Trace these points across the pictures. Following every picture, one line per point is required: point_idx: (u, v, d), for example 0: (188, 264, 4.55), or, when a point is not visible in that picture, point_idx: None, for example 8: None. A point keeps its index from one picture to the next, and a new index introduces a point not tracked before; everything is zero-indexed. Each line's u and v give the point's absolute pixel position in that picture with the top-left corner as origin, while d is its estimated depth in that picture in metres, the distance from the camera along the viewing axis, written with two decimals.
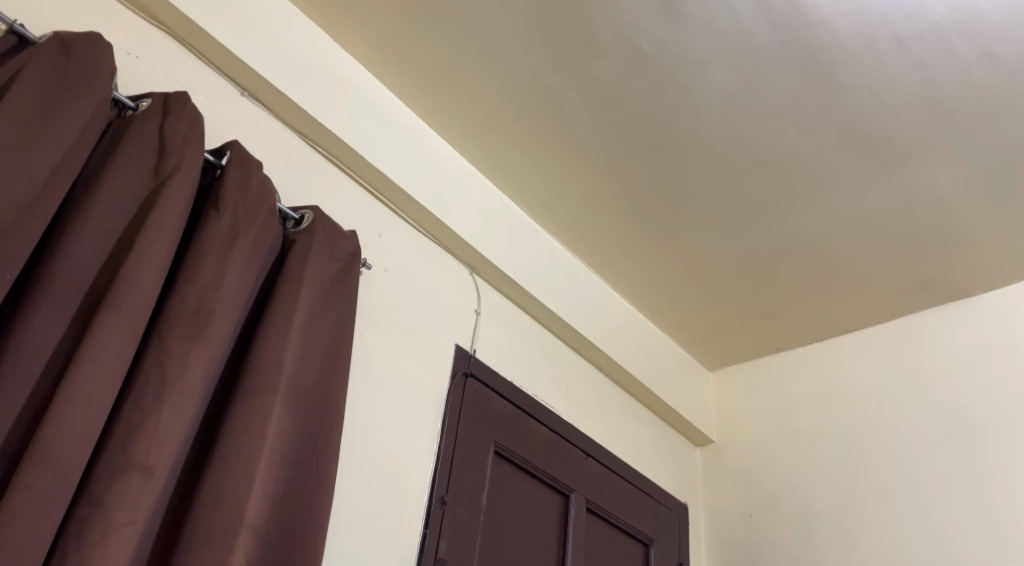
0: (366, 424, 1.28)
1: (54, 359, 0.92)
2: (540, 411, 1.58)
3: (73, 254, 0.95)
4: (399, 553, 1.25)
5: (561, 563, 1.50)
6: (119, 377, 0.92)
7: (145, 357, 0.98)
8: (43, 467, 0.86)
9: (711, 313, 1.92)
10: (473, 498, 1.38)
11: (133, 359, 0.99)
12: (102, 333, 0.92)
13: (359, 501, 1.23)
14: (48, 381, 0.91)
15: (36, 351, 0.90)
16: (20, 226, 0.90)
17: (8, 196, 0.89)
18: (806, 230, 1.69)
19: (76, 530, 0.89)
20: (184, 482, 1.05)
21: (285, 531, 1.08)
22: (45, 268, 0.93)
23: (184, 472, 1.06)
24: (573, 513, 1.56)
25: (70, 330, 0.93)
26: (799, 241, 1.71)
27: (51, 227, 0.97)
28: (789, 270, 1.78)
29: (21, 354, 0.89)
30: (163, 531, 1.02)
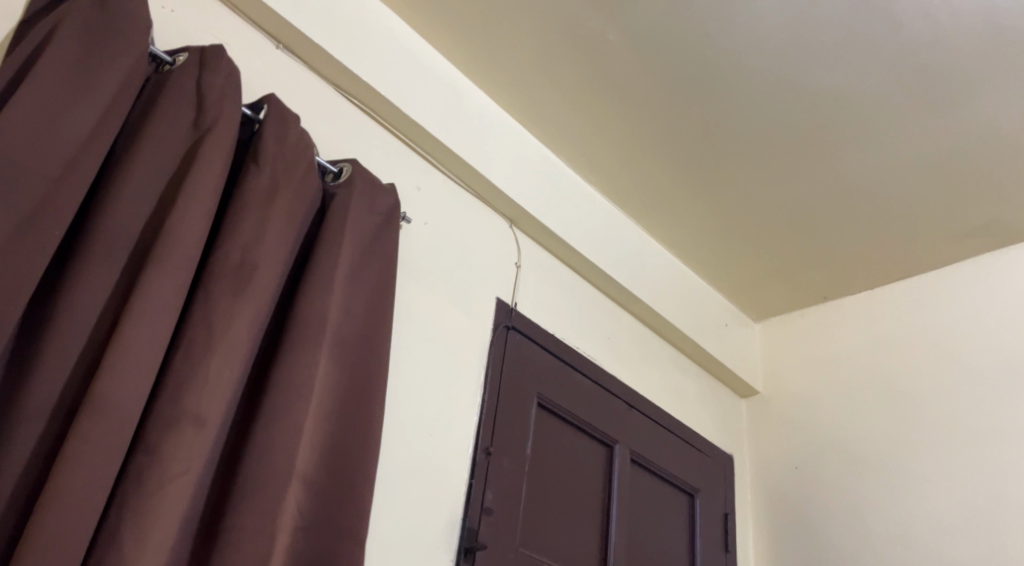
0: (409, 375, 1.30)
1: (104, 314, 0.95)
2: (583, 364, 1.59)
3: (118, 210, 0.97)
4: (447, 503, 1.28)
5: (606, 513, 1.52)
6: (167, 330, 0.94)
7: (193, 312, 1.01)
8: (99, 418, 0.89)
9: (756, 263, 1.90)
10: (518, 449, 1.40)
11: (181, 314, 1.01)
12: (149, 286, 0.94)
13: (406, 452, 1.25)
14: (100, 334, 0.94)
15: (87, 306, 0.93)
16: (63, 184, 0.92)
17: (52, 151, 0.92)
18: (853, 177, 1.66)
19: (134, 480, 0.93)
20: (236, 434, 1.09)
21: (335, 481, 1.12)
22: (92, 225, 0.96)
23: (235, 424, 1.09)
24: (618, 464, 1.57)
25: (119, 286, 0.96)
26: (847, 186, 1.68)
27: (96, 184, 1.00)
28: (835, 217, 1.76)
29: (72, 308, 0.92)
30: (216, 482, 1.06)
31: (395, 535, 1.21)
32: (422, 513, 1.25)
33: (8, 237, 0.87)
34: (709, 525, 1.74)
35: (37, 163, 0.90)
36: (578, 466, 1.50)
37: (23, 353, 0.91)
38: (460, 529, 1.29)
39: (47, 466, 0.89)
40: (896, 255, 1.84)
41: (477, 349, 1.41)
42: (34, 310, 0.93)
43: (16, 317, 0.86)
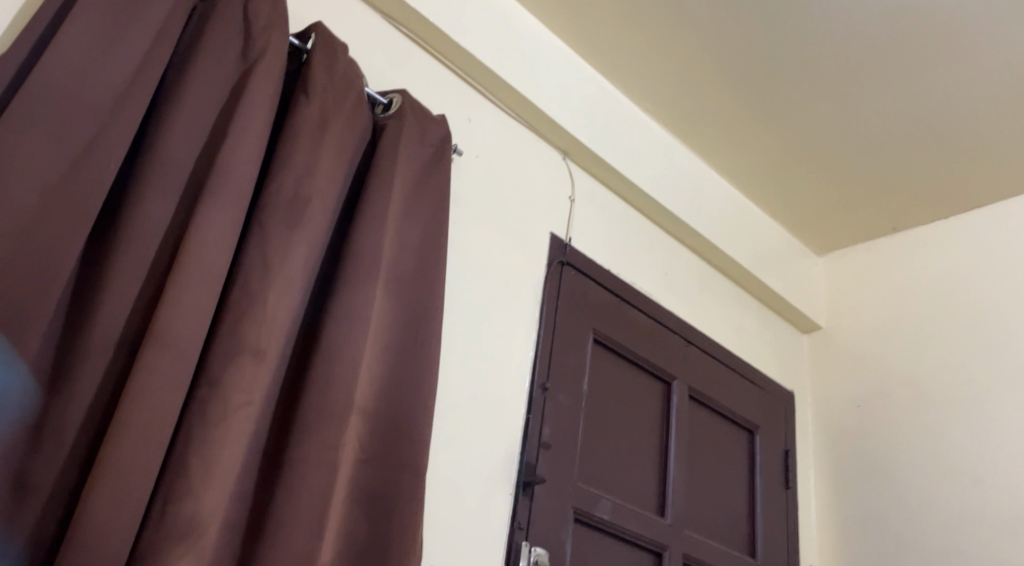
0: (463, 309, 1.31)
1: (163, 247, 0.97)
2: (639, 299, 1.58)
3: (172, 143, 0.99)
4: (505, 438, 1.30)
5: (664, 450, 1.52)
6: (225, 262, 0.97)
7: (250, 245, 1.03)
8: (162, 348, 0.92)
9: (820, 195, 1.86)
10: (575, 383, 1.40)
11: (237, 246, 1.04)
12: (206, 219, 0.96)
13: (462, 385, 1.27)
14: (160, 267, 0.97)
15: (145, 237, 0.95)
16: (114, 120, 0.94)
17: (102, 86, 0.94)
18: (924, 100, 1.60)
19: (198, 410, 0.97)
20: (296, 366, 1.12)
21: (394, 411, 1.14)
22: (147, 157, 0.98)
23: (295, 356, 1.12)
24: (676, 400, 1.57)
25: (176, 219, 0.98)
26: (918, 109, 1.62)
27: (148, 117, 1.02)
28: (904, 143, 1.70)
29: (132, 243, 0.95)
30: (277, 413, 1.09)
31: (455, 466, 1.23)
32: (480, 446, 1.27)
33: (62, 174, 0.89)
34: (768, 462, 1.73)
35: (85, 100, 0.92)
36: (635, 401, 1.51)
37: (88, 285, 0.94)
38: (519, 463, 1.31)
39: (115, 395, 0.92)
40: (967, 185, 1.78)
41: (532, 284, 1.41)
42: (95, 245, 0.96)
43: (76, 252, 0.89)
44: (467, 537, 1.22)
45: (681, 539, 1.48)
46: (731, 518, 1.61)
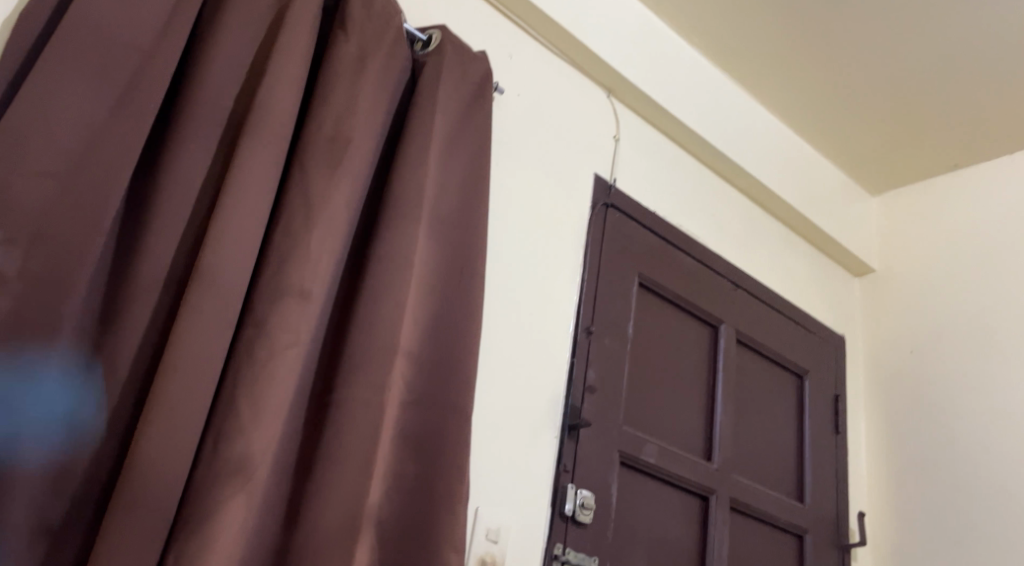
0: (506, 250, 1.31)
1: (204, 192, 1.00)
2: (684, 242, 1.56)
3: (208, 90, 1.01)
4: (548, 384, 1.31)
5: (709, 393, 1.53)
6: (266, 201, 0.99)
7: (291, 187, 1.05)
8: (207, 289, 0.94)
9: (879, 130, 1.80)
10: (620, 326, 1.40)
11: (278, 190, 1.06)
12: (245, 162, 0.99)
13: (506, 328, 1.28)
14: (201, 212, 1.00)
15: (185, 183, 0.98)
16: (147, 70, 0.96)
17: (132, 36, 0.95)
18: (986, 24, 1.53)
19: (246, 350, 0.98)
20: (340, 310, 1.14)
21: (439, 354, 1.16)
22: (184, 105, 1.00)
23: (340, 301, 1.14)
24: (723, 344, 1.57)
25: (217, 164, 1.02)
26: (981, 35, 1.55)
27: (183, 64, 1.04)
28: (964, 73, 1.64)
29: (173, 186, 0.98)
30: (325, 357, 1.12)
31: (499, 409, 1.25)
32: (523, 388, 1.28)
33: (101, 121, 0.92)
34: (818, 407, 1.73)
35: (121, 49, 0.94)
36: (682, 345, 1.51)
37: (133, 230, 0.96)
38: (564, 407, 1.32)
39: (161, 337, 0.95)
40: None
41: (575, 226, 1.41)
42: (138, 191, 0.98)
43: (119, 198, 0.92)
44: (514, 478, 1.25)
45: (728, 482, 1.49)
46: (778, 462, 1.61)
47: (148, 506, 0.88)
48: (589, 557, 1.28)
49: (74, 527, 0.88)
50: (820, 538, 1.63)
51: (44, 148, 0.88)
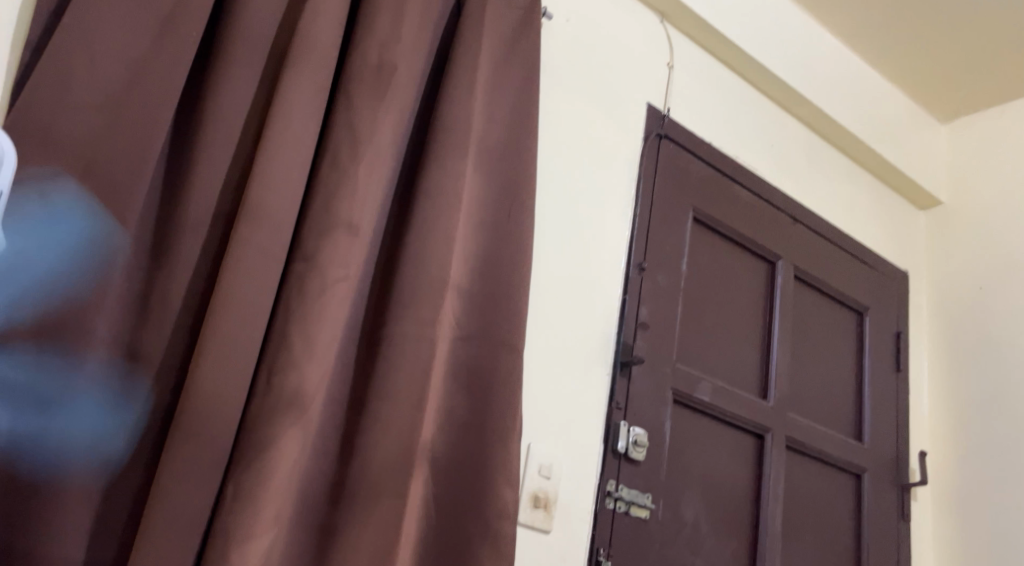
0: (559, 187, 1.36)
1: (247, 132, 1.08)
2: (743, 175, 1.58)
3: (246, 32, 1.07)
4: (601, 317, 1.36)
5: (765, 332, 1.56)
6: (306, 136, 1.07)
7: (336, 125, 1.11)
8: (258, 221, 1.02)
9: (947, 50, 1.77)
10: (672, 264, 1.43)
11: (322, 129, 1.12)
12: (285, 100, 1.06)
13: (560, 263, 1.33)
14: (246, 151, 1.08)
15: (230, 124, 1.06)
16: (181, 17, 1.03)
17: None
18: None
19: (298, 282, 1.05)
20: (390, 241, 1.22)
21: (490, 287, 1.23)
22: (221, 48, 1.07)
23: (390, 233, 1.22)
24: (781, 279, 1.59)
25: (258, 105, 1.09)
26: None
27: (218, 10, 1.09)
28: None
29: (218, 128, 1.05)
30: (375, 288, 1.21)
31: (549, 342, 1.30)
32: (577, 321, 1.33)
33: (135, 65, 1.00)
34: (878, 345, 1.74)
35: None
36: (736, 282, 1.54)
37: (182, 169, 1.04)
38: (616, 343, 1.37)
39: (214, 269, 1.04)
40: None
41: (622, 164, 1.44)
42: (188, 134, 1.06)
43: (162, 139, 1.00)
44: (567, 412, 1.31)
45: (784, 422, 1.53)
46: (835, 402, 1.64)
47: (208, 419, 0.98)
48: (643, 493, 1.34)
49: (142, 444, 0.99)
50: (879, 477, 1.66)
51: (88, 87, 0.96)
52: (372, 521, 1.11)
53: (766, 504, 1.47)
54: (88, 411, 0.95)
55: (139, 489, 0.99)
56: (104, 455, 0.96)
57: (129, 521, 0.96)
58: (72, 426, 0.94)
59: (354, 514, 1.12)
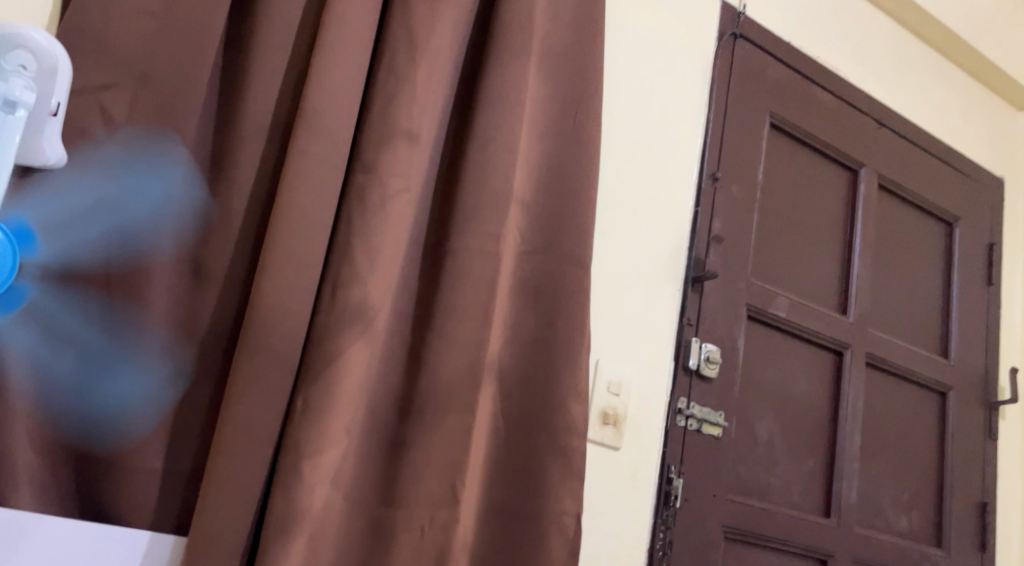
0: (636, 103, 1.44)
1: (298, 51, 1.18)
2: (830, 80, 1.68)
3: None
4: (677, 227, 1.46)
5: (848, 245, 1.67)
6: (358, 50, 1.14)
7: (385, 42, 1.18)
8: (314, 133, 1.10)
9: None
10: (747, 176, 1.53)
11: (374, 46, 1.19)
12: (336, 19, 1.13)
13: (637, 174, 1.43)
14: (296, 72, 1.18)
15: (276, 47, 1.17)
16: None
17: None
18: None
19: (359, 192, 1.13)
20: (449, 160, 1.29)
21: (555, 196, 1.31)
22: None
23: (449, 151, 1.29)
24: (864, 189, 1.70)
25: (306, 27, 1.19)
26: None
27: None
28: None
29: (268, 53, 1.16)
30: (438, 205, 1.28)
31: (625, 250, 1.40)
32: (652, 226, 1.44)
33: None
34: (969, 255, 1.86)
35: None
36: (822, 197, 1.65)
37: (234, 107, 1.15)
38: (688, 259, 1.47)
39: (268, 196, 1.15)
40: None
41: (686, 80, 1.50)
42: (239, 60, 1.16)
43: (202, 77, 1.12)
44: (639, 322, 1.41)
45: (866, 336, 1.65)
46: (925, 320, 1.76)
47: (276, 323, 1.08)
48: (715, 411, 1.46)
49: (218, 343, 1.13)
50: (968, 393, 1.79)
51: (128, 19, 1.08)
52: (440, 434, 1.22)
53: (843, 425, 1.60)
54: (148, 181, 1.11)
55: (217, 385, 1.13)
56: (174, 361, 1.11)
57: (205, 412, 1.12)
58: (151, 194, 1.11)
59: (422, 425, 1.22)
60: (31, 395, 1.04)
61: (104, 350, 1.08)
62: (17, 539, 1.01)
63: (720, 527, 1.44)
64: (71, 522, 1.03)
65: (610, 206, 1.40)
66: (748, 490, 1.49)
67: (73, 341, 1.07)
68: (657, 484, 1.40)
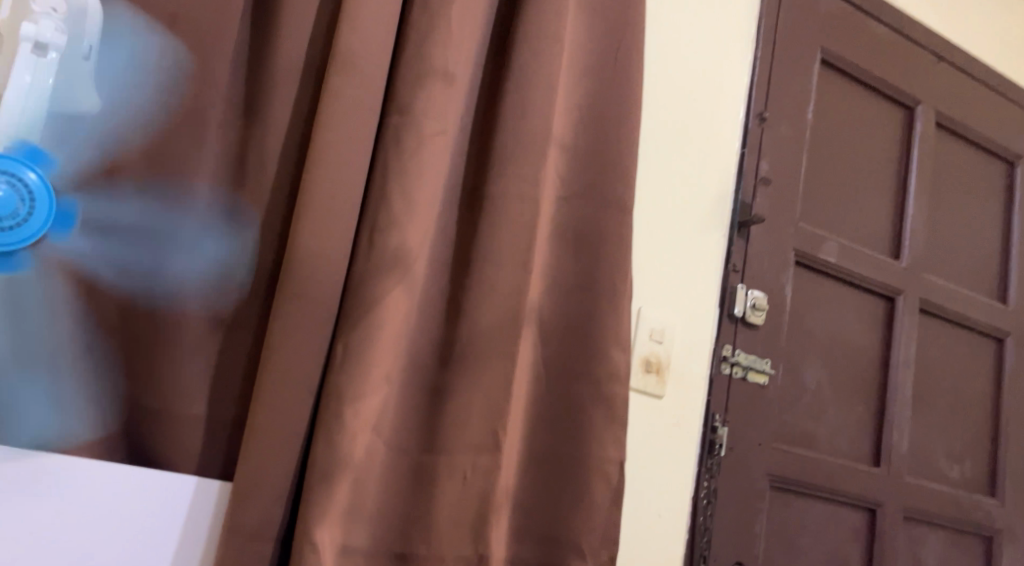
0: (683, 46, 1.46)
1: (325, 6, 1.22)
2: (889, 15, 1.71)
3: None
4: (726, 165, 1.49)
5: (902, 185, 1.71)
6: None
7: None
8: (346, 75, 1.11)
9: None
10: (795, 117, 1.56)
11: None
12: None
13: (686, 116, 1.45)
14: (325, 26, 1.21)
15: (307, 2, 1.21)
16: None
17: None
18: None
19: (394, 133, 1.14)
20: (483, 112, 1.30)
21: (595, 140, 1.31)
22: None
23: (483, 102, 1.30)
24: (919, 126, 1.73)
25: None
26: None
27: None
28: None
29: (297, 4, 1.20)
30: (473, 157, 1.29)
31: (676, 190, 1.43)
32: (709, 165, 1.47)
33: None
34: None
35: None
36: (877, 137, 1.69)
37: (268, 57, 1.19)
38: (734, 203, 1.49)
39: (301, 149, 1.19)
40: None
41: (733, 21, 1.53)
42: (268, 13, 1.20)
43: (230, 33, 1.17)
44: (686, 263, 1.43)
45: (919, 280, 1.67)
46: (981, 263, 1.80)
47: (313, 265, 1.09)
48: (761, 359, 1.49)
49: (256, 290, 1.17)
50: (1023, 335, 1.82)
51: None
52: (483, 382, 1.23)
53: (895, 369, 1.64)
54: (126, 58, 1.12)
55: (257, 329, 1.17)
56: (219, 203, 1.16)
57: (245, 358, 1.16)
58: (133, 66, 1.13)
59: (464, 374, 1.24)
60: (102, 292, 1.10)
61: (156, 224, 1.13)
62: (67, 482, 1.04)
63: (765, 475, 1.48)
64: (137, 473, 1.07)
65: (662, 149, 1.42)
66: (793, 439, 1.53)
67: (121, 226, 1.11)
68: (702, 433, 1.44)
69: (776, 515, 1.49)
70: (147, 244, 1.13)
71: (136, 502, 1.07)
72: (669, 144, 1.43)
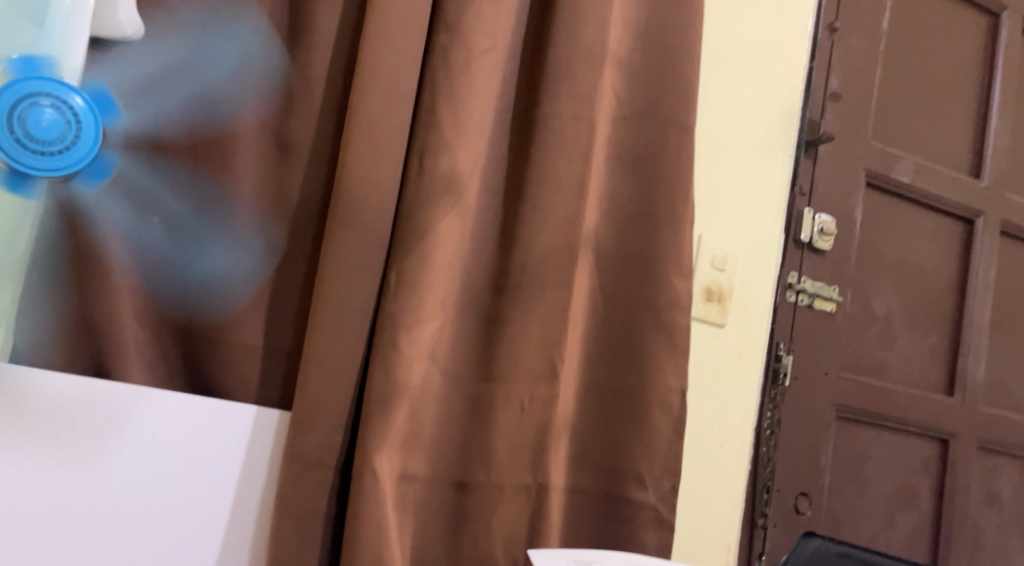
0: None
1: None
2: None
3: None
4: (793, 80, 1.42)
5: (985, 100, 1.67)
6: None
7: None
8: None
9: None
10: (869, 29, 1.50)
11: None
12: None
13: (748, 29, 1.38)
14: None
15: None
16: None
17: None
18: None
19: (444, 54, 1.16)
20: (534, 35, 1.29)
21: (655, 57, 1.29)
22: None
23: (533, 25, 1.29)
24: (1004, 35, 1.68)
25: None
26: None
27: None
28: None
29: None
30: (523, 83, 1.28)
31: (741, 107, 1.37)
32: (776, 81, 1.41)
33: None
34: None
35: None
36: (958, 51, 1.64)
37: None
38: (801, 123, 1.43)
39: (344, 79, 1.22)
40: None
41: None
42: None
43: None
44: (753, 185, 1.38)
45: (998, 200, 1.65)
46: None
47: (365, 189, 1.12)
48: (829, 286, 1.46)
49: (309, 217, 1.20)
50: None
51: None
52: (540, 308, 1.23)
53: (972, 294, 1.62)
54: None
55: (312, 254, 1.21)
56: (254, 17, 1.19)
57: (302, 286, 1.20)
58: None
59: (516, 302, 1.24)
60: (171, 126, 1.15)
61: (203, 52, 1.17)
62: (159, 418, 1.10)
63: (832, 404, 1.46)
64: (221, 413, 1.13)
65: (728, 65, 1.36)
66: (862, 367, 1.51)
67: (176, 63, 1.16)
68: (766, 362, 1.41)
69: (844, 444, 1.48)
70: (202, 73, 1.17)
71: (218, 444, 1.13)
72: (735, 58, 1.37)
